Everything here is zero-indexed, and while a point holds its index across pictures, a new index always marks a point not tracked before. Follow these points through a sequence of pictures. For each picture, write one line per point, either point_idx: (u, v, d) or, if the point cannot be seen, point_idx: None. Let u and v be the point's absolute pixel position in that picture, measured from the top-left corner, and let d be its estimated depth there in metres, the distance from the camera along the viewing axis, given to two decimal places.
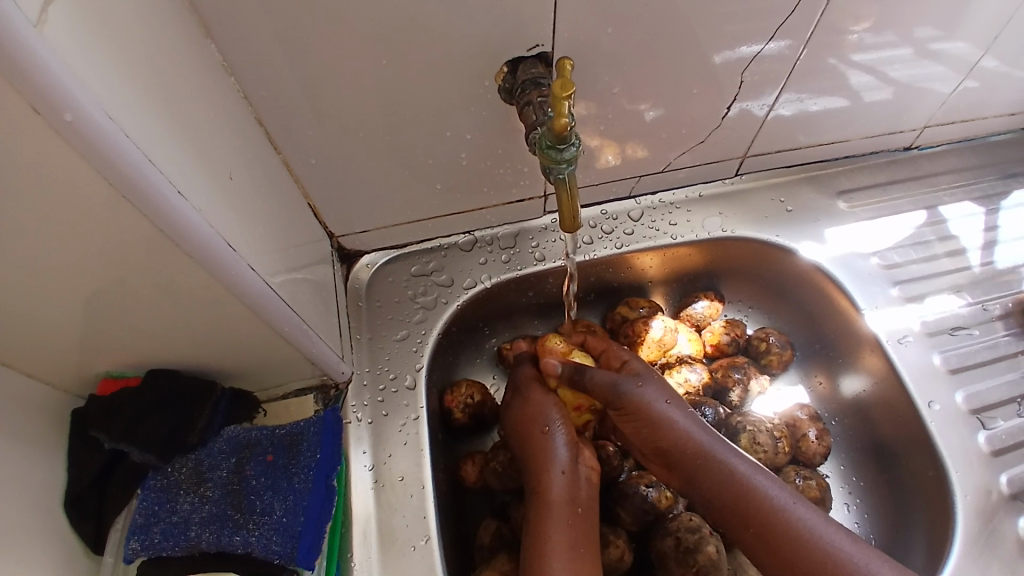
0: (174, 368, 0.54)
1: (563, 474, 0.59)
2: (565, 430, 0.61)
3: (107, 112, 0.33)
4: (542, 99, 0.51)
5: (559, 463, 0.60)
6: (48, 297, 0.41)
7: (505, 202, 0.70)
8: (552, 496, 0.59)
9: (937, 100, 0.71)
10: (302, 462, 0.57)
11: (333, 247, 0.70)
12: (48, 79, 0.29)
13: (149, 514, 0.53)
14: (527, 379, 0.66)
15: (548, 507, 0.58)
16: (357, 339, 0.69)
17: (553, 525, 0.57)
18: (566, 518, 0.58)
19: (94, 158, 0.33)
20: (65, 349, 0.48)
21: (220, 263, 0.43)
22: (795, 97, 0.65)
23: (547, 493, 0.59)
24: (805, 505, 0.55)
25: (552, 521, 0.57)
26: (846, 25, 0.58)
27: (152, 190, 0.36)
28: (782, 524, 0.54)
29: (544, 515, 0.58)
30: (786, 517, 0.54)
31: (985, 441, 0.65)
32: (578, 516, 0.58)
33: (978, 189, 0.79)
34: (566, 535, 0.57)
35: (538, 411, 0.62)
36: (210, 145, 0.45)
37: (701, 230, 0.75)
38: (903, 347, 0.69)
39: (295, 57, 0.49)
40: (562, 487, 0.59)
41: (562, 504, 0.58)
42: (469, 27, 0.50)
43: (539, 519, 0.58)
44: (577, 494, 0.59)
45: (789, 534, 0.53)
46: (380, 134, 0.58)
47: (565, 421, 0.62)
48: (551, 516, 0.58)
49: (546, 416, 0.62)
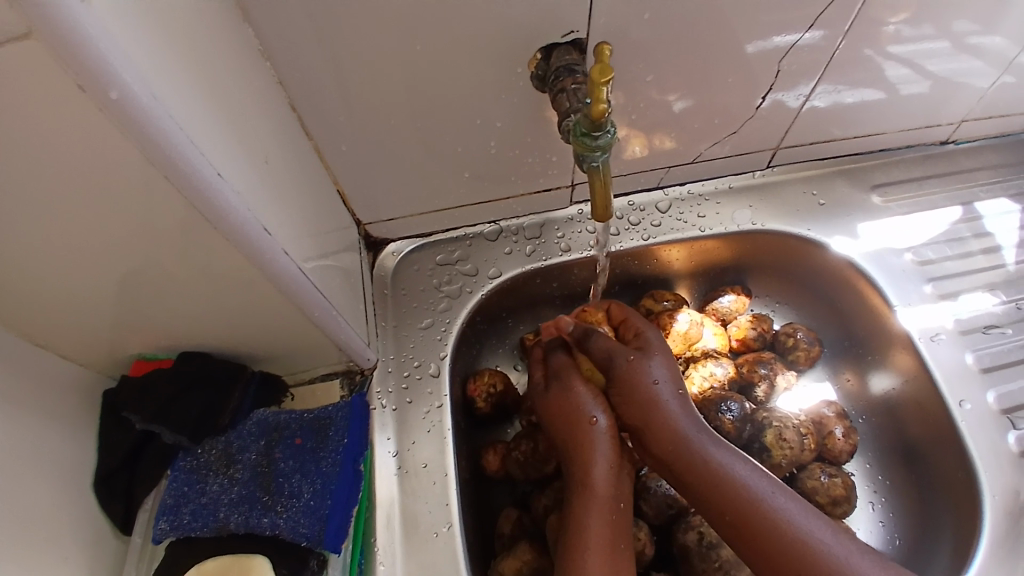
0: (205, 350, 0.54)
1: (609, 468, 0.59)
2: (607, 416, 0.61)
3: (153, 91, 0.33)
4: (576, 86, 0.50)
5: (607, 456, 0.59)
6: (86, 278, 0.42)
7: (533, 191, 0.69)
8: (597, 487, 0.58)
9: (977, 94, 0.69)
10: (329, 446, 0.58)
11: (360, 234, 0.70)
12: (95, 56, 0.29)
13: (179, 495, 0.54)
14: (563, 367, 0.65)
15: (592, 499, 0.58)
16: (382, 326, 0.69)
17: (594, 516, 0.57)
18: (609, 512, 0.58)
19: (134, 134, 0.33)
20: (99, 331, 0.48)
21: (253, 247, 0.43)
22: (831, 89, 0.64)
23: (592, 484, 0.58)
24: (791, 500, 0.55)
25: (594, 513, 0.57)
26: (884, 16, 0.56)
27: (191, 170, 0.36)
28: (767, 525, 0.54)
29: (583, 507, 0.58)
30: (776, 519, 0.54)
31: (1015, 441, 0.64)
32: (619, 511, 0.58)
33: (1015, 185, 0.78)
34: (607, 529, 0.57)
35: (580, 403, 0.62)
36: (245, 130, 0.45)
37: (730, 223, 0.74)
38: (935, 345, 0.68)
39: (326, 42, 0.49)
40: (607, 478, 0.59)
41: (605, 498, 0.58)
42: (502, 13, 0.49)
43: (580, 510, 0.58)
44: (620, 489, 0.59)
45: (776, 536, 0.53)
46: (410, 121, 0.57)
47: (609, 414, 0.61)
48: (593, 508, 0.57)
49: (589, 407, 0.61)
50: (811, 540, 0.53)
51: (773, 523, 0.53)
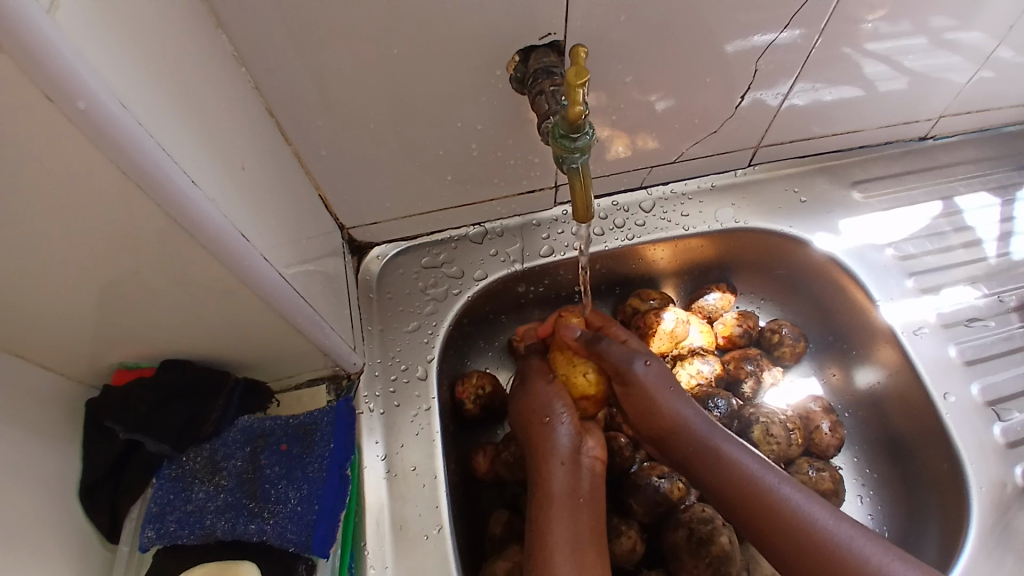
0: (187, 358, 0.54)
1: (563, 467, 0.59)
2: (567, 421, 0.61)
3: (122, 101, 0.33)
4: (554, 88, 0.51)
5: (559, 455, 0.60)
6: (65, 287, 0.42)
7: (517, 193, 0.70)
8: (553, 490, 0.59)
9: (953, 89, 0.70)
10: (316, 451, 0.58)
11: (345, 239, 0.70)
12: (62, 68, 0.29)
13: (165, 503, 0.54)
14: (534, 370, 0.66)
15: (550, 501, 0.58)
16: (368, 330, 0.69)
17: (556, 518, 0.57)
18: (568, 509, 0.58)
19: (106, 147, 0.33)
20: (80, 341, 0.48)
21: (233, 254, 0.43)
22: (810, 87, 0.64)
23: (550, 487, 0.59)
24: (784, 479, 0.57)
25: (555, 516, 0.57)
26: (860, 14, 0.57)
27: (164, 179, 0.36)
28: (762, 498, 0.55)
29: (546, 508, 0.58)
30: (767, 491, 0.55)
31: (1000, 433, 0.64)
32: (581, 506, 0.59)
33: (995, 179, 0.79)
34: (569, 528, 0.57)
35: (543, 403, 0.63)
36: (223, 136, 0.45)
37: (713, 221, 0.74)
38: (918, 339, 0.69)
39: (304, 47, 0.49)
40: (562, 481, 0.59)
41: (563, 499, 0.58)
42: (480, 15, 0.49)
43: (541, 512, 0.58)
44: (578, 485, 0.59)
45: (774, 515, 0.54)
46: (391, 125, 0.58)
47: (570, 412, 0.62)
48: (551, 508, 0.58)
49: (548, 407, 0.62)
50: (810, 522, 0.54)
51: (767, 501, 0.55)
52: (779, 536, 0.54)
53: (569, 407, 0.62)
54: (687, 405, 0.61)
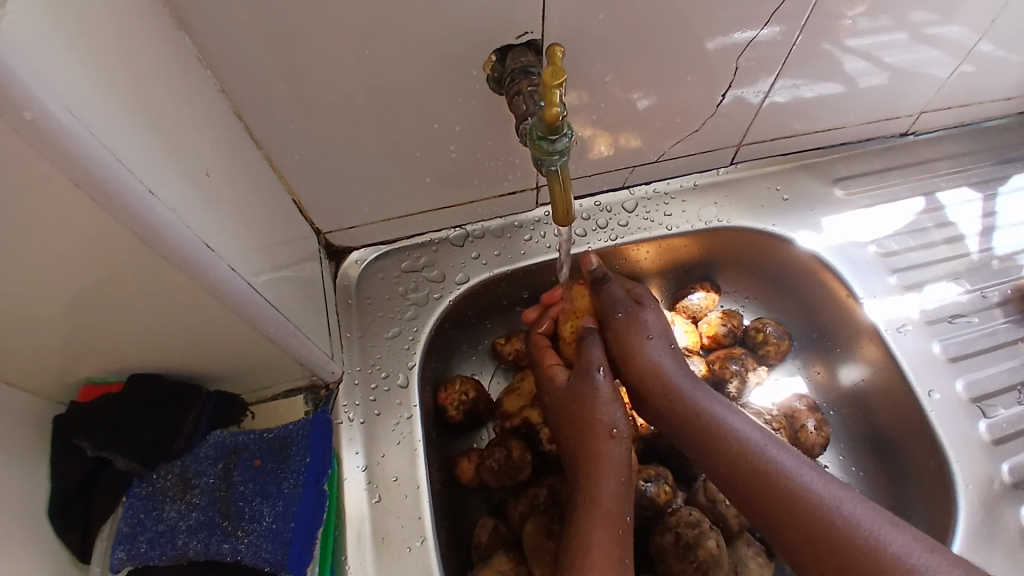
0: (155, 372, 0.52)
1: (620, 482, 0.58)
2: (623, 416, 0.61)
3: (72, 108, 0.31)
4: (532, 88, 0.50)
5: (620, 460, 0.58)
6: (22, 302, 0.40)
7: (498, 194, 0.68)
8: (604, 501, 0.56)
9: (934, 84, 0.69)
10: (291, 466, 0.56)
11: (322, 244, 0.68)
12: (5, 75, 0.28)
13: (135, 524, 0.52)
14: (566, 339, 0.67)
15: (597, 509, 0.56)
16: (347, 338, 0.67)
17: (597, 525, 0.55)
18: (615, 524, 0.56)
19: (56, 155, 0.31)
20: (45, 356, 0.46)
21: (201, 263, 0.41)
22: (791, 83, 0.64)
23: (599, 499, 0.57)
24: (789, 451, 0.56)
25: (599, 524, 0.55)
26: (840, 10, 0.57)
27: (121, 190, 0.35)
28: (751, 458, 0.56)
29: (590, 516, 0.56)
30: (759, 454, 0.56)
31: (986, 430, 0.64)
32: (625, 524, 0.56)
33: (975, 174, 0.79)
34: (610, 535, 0.55)
35: (600, 406, 0.61)
36: (189, 143, 0.43)
37: (697, 220, 0.74)
38: (902, 336, 0.69)
39: (274, 48, 0.48)
40: (614, 491, 0.57)
41: (612, 510, 0.56)
42: (454, 14, 0.48)
43: (585, 518, 0.56)
44: (624, 505, 0.57)
45: (761, 476, 0.55)
46: (367, 128, 0.56)
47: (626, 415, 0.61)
48: (597, 517, 0.56)
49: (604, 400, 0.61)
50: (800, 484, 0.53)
51: (758, 465, 0.55)
52: (745, 477, 0.55)
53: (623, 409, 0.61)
54: (683, 373, 0.62)
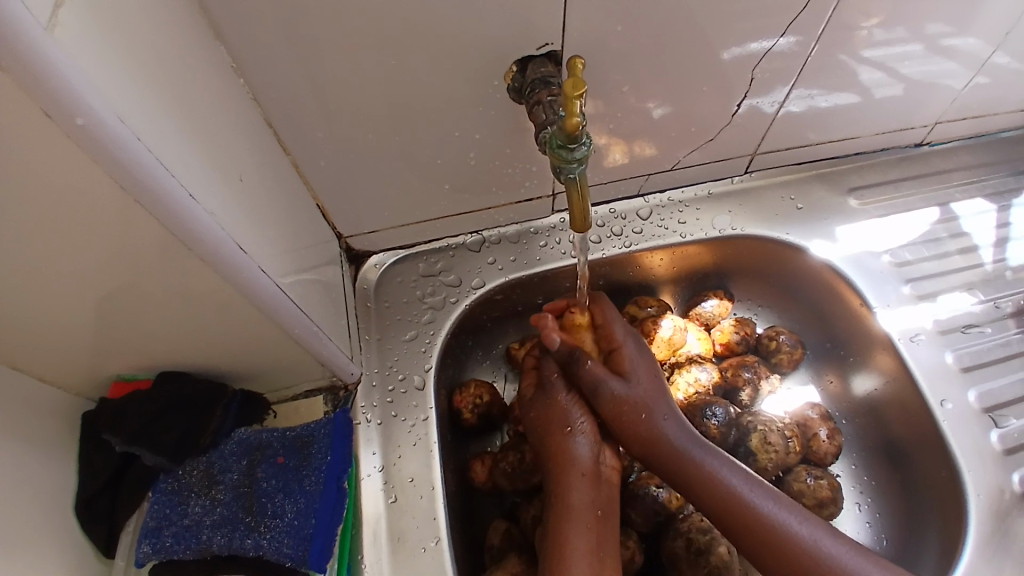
0: (182, 370, 0.53)
1: (585, 481, 0.59)
2: (588, 432, 0.61)
3: (121, 117, 0.33)
4: (551, 98, 0.51)
5: (581, 467, 0.59)
6: (60, 302, 0.41)
7: (515, 201, 0.69)
8: (573, 505, 0.58)
9: (950, 95, 0.70)
10: (313, 463, 0.57)
11: (342, 248, 0.70)
12: (61, 85, 0.29)
13: (161, 518, 0.54)
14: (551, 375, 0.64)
15: (568, 513, 0.57)
16: (366, 340, 0.69)
17: (574, 532, 0.56)
18: (588, 522, 0.57)
19: (104, 161, 0.33)
20: (78, 354, 0.48)
21: (231, 267, 0.43)
22: (805, 94, 0.65)
23: (569, 503, 0.58)
24: (771, 494, 0.56)
25: (575, 529, 0.56)
26: (856, 21, 0.57)
27: (163, 193, 0.36)
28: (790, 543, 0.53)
29: (563, 520, 0.57)
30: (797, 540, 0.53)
31: (998, 440, 0.65)
32: (601, 521, 0.58)
33: (990, 185, 0.79)
34: (588, 541, 0.56)
35: (564, 409, 0.61)
36: (220, 149, 0.45)
37: (710, 229, 0.74)
38: (915, 346, 0.69)
39: (302, 58, 0.49)
40: (583, 493, 0.58)
41: (582, 512, 0.57)
42: (477, 25, 0.49)
43: (558, 525, 0.57)
44: (598, 497, 0.59)
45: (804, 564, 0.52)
46: (388, 135, 0.58)
47: (589, 420, 0.61)
48: (570, 522, 0.57)
49: (570, 416, 0.61)
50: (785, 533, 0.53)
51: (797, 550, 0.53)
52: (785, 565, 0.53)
53: (588, 416, 0.62)
54: (677, 426, 0.59)
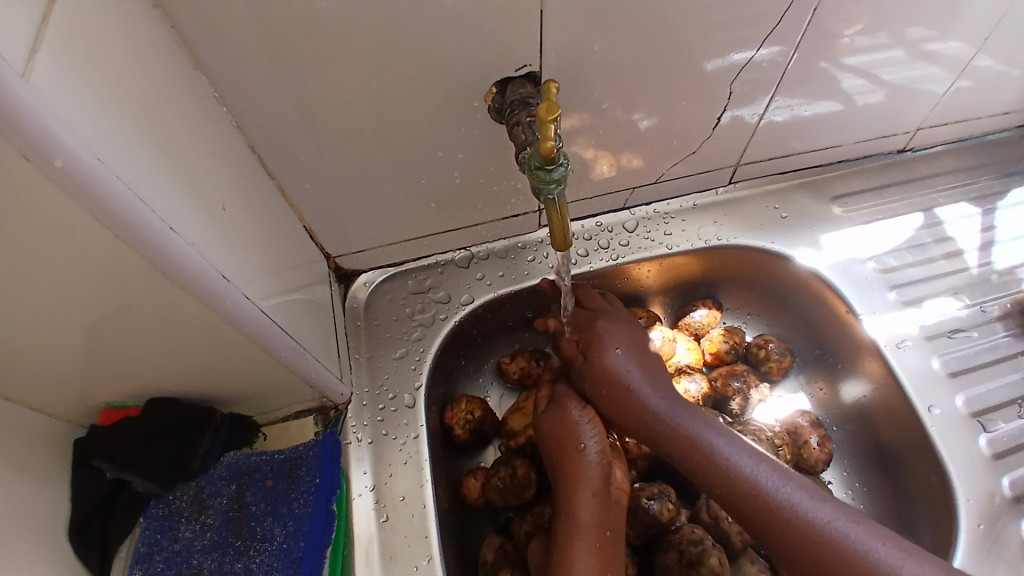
0: (172, 396, 0.54)
1: (593, 498, 0.59)
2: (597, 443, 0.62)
3: (98, 154, 0.34)
4: (530, 119, 0.51)
5: (592, 486, 0.60)
6: (46, 333, 0.42)
7: (501, 217, 0.70)
8: (580, 518, 0.58)
9: (931, 101, 0.71)
10: (302, 486, 0.58)
11: (331, 268, 0.70)
12: (36, 127, 0.30)
13: (152, 543, 0.54)
14: (564, 394, 0.67)
15: (577, 532, 0.58)
16: (356, 359, 0.69)
17: (580, 549, 0.56)
18: (594, 541, 0.57)
19: (83, 199, 0.33)
20: (68, 382, 0.48)
21: (215, 294, 0.43)
22: (787, 103, 0.65)
23: (577, 518, 0.58)
24: (773, 469, 0.59)
25: (581, 547, 0.57)
26: (837, 29, 0.58)
27: (143, 227, 0.37)
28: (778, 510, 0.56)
29: (571, 538, 0.57)
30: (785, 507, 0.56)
31: (987, 444, 0.65)
32: (609, 540, 0.58)
33: (975, 189, 0.79)
34: (596, 560, 0.56)
35: (576, 426, 0.63)
36: (204, 177, 0.45)
37: (696, 239, 0.75)
38: (902, 352, 0.69)
39: (285, 85, 0.50)
40: (591, 510, 0.59)
41: (591, 528, 0.58)
42: (457, 48, 0.50)
43: (566, 543, 0.57)
44: (606, 517, 0.59)
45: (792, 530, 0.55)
46: (373, 156, 0.58)
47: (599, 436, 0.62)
48: (579, 539, 0.57)
49: (581, 433, 0.63)
50: (794, 509, 0.56)
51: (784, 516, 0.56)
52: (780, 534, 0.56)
53: (597, 432, 0.63)
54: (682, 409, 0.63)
